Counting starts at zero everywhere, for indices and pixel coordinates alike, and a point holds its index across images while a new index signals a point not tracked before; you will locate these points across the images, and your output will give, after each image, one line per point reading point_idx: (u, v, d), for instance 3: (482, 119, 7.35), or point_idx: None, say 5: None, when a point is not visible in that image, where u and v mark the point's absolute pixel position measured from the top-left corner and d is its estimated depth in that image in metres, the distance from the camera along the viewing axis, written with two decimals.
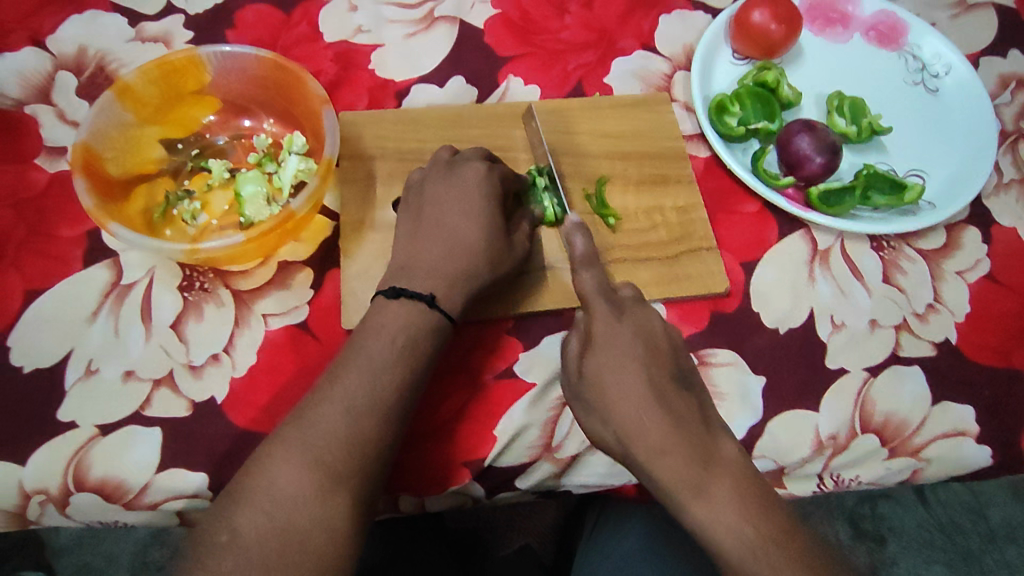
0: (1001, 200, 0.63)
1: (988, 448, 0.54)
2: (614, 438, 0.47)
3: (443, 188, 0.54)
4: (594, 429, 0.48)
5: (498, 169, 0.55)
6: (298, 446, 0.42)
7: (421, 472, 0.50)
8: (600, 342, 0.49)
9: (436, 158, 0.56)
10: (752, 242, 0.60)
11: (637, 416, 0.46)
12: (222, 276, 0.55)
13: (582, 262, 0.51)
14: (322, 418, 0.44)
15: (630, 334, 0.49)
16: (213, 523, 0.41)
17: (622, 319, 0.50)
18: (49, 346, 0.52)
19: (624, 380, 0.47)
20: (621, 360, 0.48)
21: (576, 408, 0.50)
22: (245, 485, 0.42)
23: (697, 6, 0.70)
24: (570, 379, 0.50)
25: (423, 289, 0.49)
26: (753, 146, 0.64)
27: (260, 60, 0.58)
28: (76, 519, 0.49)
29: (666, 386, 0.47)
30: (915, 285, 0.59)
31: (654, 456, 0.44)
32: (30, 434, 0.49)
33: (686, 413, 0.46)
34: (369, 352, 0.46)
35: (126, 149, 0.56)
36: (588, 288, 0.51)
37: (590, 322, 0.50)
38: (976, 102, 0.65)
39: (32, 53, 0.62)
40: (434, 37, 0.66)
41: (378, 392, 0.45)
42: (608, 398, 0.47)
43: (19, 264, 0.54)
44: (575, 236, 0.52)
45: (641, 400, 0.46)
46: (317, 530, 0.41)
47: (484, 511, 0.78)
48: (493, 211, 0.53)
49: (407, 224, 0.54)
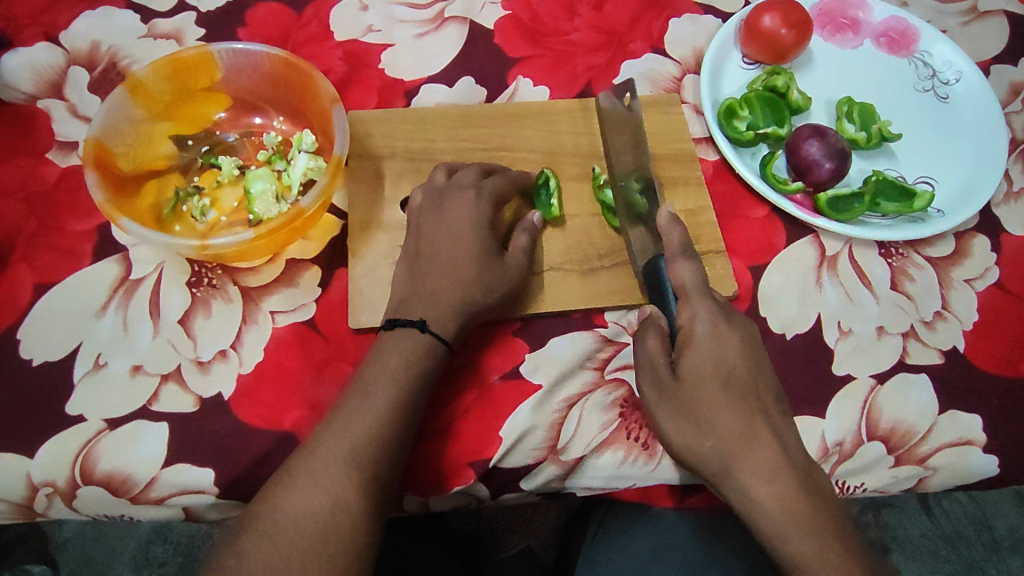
0: (1011, 208, 0.62)
1: (995, 457, 0.53)
2: (713, 454, 0.45)
3: (436, 219, 0.54)
4: (686, 439, 0.47)
5: (488, 190, 0.55)
6: (304, 474, 0.43)
7: (424, 483, 0.50)
8: (703, 343, 0.48)
9: (431, 182, 0.56)
10: (759, 246, 0.60)
11: (745, 432, 0.45)
12: (230, 273, 0.55)
13: (681, 252, 0.50)
14: (324, 443, 0.44)
15: (736, 350, 0.48)
16: (222, 549, 0.41)
17: (729, 325, 0.49)
18: (59, 339, 0.52)
19: (734, 394, 0.46)
20: (729, 374, 0.47)
21: (663, 412, 0.48)
22: (250, 512, 0.42)
23: (707, 10, 0.70)
24: (660, 381, 0.48)
25: (415, 315, 0.50)
26: (762, 151, 0.63)
27: (271, 58, 0.58)
28: (82, 511, 0.49)
29: (768, 403, 0.47)
30: (923, 292, 0.59)
31: (761, 475, 0.44)
32: (39, 426, 0.49)
33: (788, 436, 0.46)
34: (366, 379, 0.47)
35: (137, 144, 0.56)
36: (686, 282, 0.50)
37: (694, 321, 0.49)
38: (987, 109, 0.65)
39: (44, 48, 0.62)
40: (444, 37, 0.67)
41: (380, 415, 0.45)
42: (712, 405, 0.46)
43: (30, 256, 0.55)
44: (672, 229, 0.51)
45: (748, 417, 0.46)
46: (322, 553, 0.41)
47: (488, 513, 0.76)
48: (485, 235, 0.53)
49: (409, 251, 0.54)
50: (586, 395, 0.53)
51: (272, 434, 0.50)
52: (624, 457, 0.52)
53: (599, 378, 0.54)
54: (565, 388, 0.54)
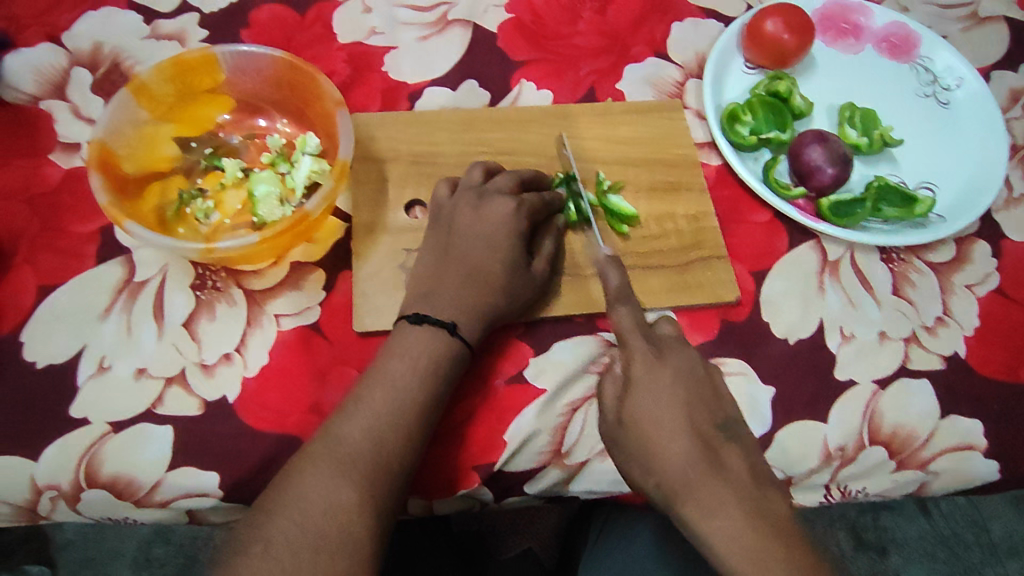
0: (1011, 214, 0.63)
1: (996, 462, 0.54)
2: (657, 488, 0.45)
3: (471, 219, 0.53)
4: (636, 480, 0.47)
5: (527, 203, 0.55)
6: (327, 464, 0.43)
7: (433, 478, 0.50)
8: (639, 382, 0.48)
9: (468, 180, 0.56)
10: (762, 251, 0.61)
11: (682, 465, 0.44)
12: (234, 276, 0.55)
13: (616, 296, 0.50)
14: (350, 436, 0.44)
15: (673, 385, 0.47)
16: (246, 533, 0.41)
17: (662, 359, 0.49)
18: (63, 342, 0.52)
19: (667, 422, 0.46)
20: (665, 408, 0.46)
21: (617, 458, 0.48)
22: (276, 499, 0.42)
23: (709, 14, 0.70)
24: (608, 425, 0.49)
25: (445, 314, 0.50)
26: (764, 156, 0.64)
27: (276, 60, 0.59)
28: (87, 514, 0.49)
29: (710, 432, 0.46)
30: (924, 297, 0.59)
31: (700, 504, 0.43)
32: (41, 430, 0.49)
33: (730, 459, 0.45)
34: (393, 372, 0.47)
35: (140, 146, 0.56)
36: (625, 325, 0.49)
37: (630, 362, 0.49)
38: (988, 116, 0.66)
39: (47, 49, 0.62)
40: (447, 40, 0.67)
41: (401, 410, 0.46)
42: (649, 439, 0.46)
43: (33, 259, 0.55)
44: (609, 271, 0.51)
45: (685, 449, 0.45)
46: (345, 542, 0.41)
47: (489, 515, 0.75)
48: (516, 243, 0.53)
49: (435, 251, 0.54)
50: (590, 399, 0.54)
51: (276, 437, 0.50)
52: None
53: None
54: (569, 392, 0.54)
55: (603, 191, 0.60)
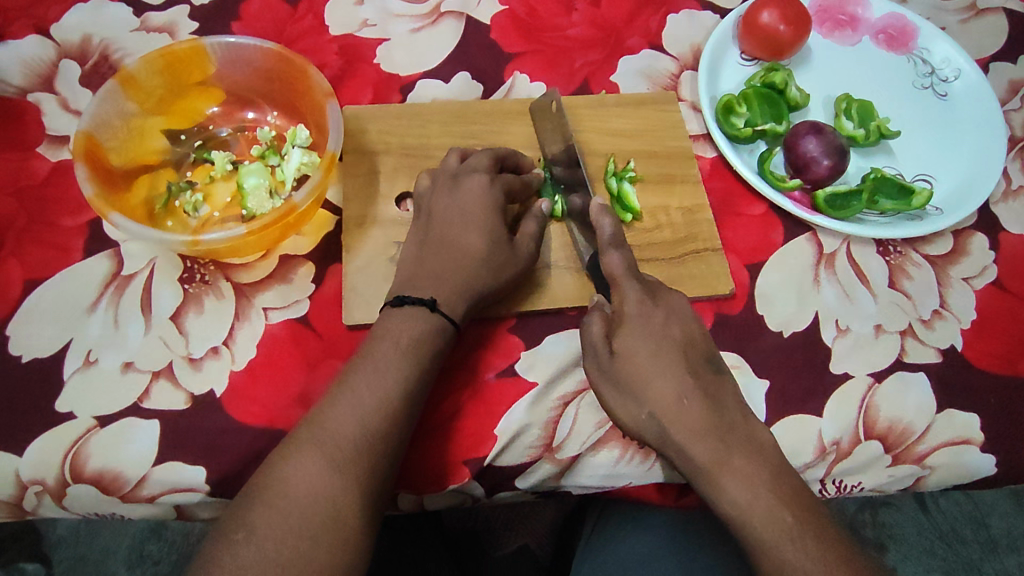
0: (1010, 206, 0.62)
1: (993, 456, 0.53)
2: (650, 420, 0.47)
3: (449, 201, 0.53)
4: (626, 412, 0.48)
5: (502, 179, 0.55)
6: (309, 450, 0.43)
7: (423, 470, 0.50)
8: (631, 322, 0.49)
9: (444, 165, 0.56)
10: (757, 244, 0.60)
11: (651, 368, 0.47)
12: (223, 269, 0.55)
13: (611, 243, 0.50)
14: (332, 420, 0.44)
15: (666, 324, 0.49)
16: (230, 521, 0.41)
17: (655, 303, 0.50)
18: (49, 335, 0.51)
19: (664, 367, 0.47)
20: (658, 346, 0.48)
21: (602, 386, 0.50)
22: (259, 486, 0.42)
23: (705, 6, 0.70)
24: (598, 360, 0.50)
25: (425, 293, 0.50)
26: (759, 148, 0.63)
27: (266, 52, 0.58)
28: (73, 510, 0.49)
29: (701, 370, 0.48)
30: (920, 290, 0.58)
31: (695, 436, 0.45)
32: (27, 425, 0.49)
33: (710, 383, 0.48)
34: (377, 356, 0.47)
35: (128, 139, 0.56)
36: (616, 270, 0.50)
37: (623, 302, 0.50)
38: (985, 107, 0.65)
39: (35, 41, 0.62)
40: (440, 32, 0.66)
41: (385, 394, 0.45)
42: (642, 379, 0.47)
43: (20, 252, 0.54)
44: (602, 219, 0.51)
45: (679, 385, 0.47)
46: (330, 529, 0.41)
47: (485, 510, 0.76)
48: (497, 231, 0.53)
49: (417, 241, 0.53)
50: (582, 392, 0.53)
51: (264, 432, 0.50)
52: (620, 456, 0.52)
53: None
54: (561, 385, 0.53)
55: (618, 177, 0.60)
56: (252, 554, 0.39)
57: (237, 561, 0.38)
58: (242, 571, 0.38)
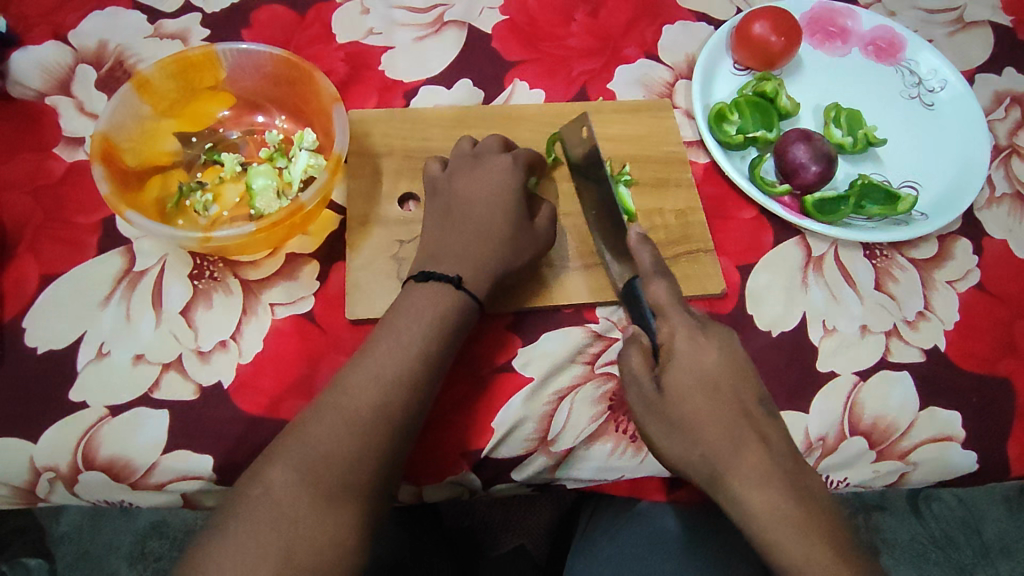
0: (993, 213, 0.64)
1: (975, 453, 0.55)
2: (700, 463, 0.45)
3: (468, 178, 0.56)
4: (673, 452, 0.47)
5: (519, 158, 0.58)
6: (331, 413, 0.45)
7: (438, 444, 0.52)
8: (682, 357, 0.47)
9: (459, 149, 0.59)
10: (748, 246, 0.62)
11: (705, 407, 0.46)
12: (231, 267, 0.57)
13: (653, 272, 0.51)
14: (354, 385, 0.46)
15: (717, 362, 0.47)
16: (252, 477, 0.43)
17: (706, 333, 0.49)
18: (64, 329, 0.53)
19: (716, 407, 0.46)
20: (710, 385, 0.46)
21: (649, 424, 0.48)
22: (282, 444, 0.44)
23: (699, 17, 0.72)
24: (645, 396, 0.48)
25: (450, 271, 0.51)
26: (750, 154, 0.65)
27: (275, 58, 0.60)
28: (83, 497, 0.50)
29: (756, 412, 0.47)
30: (906, 292, 0.60)
31: (751, 481, 0.44)
32: (42, 413, 0.51)
33: (771, 433, 0.46)
34: (400, 326, 0.48)
35: (141, 140, 0.58)
36: (663, 299, 0.50)
37: (672, 335, 0.48)
38: (970, 117, 0.67)
39: (53, 47, 0.64)
40: (443, 40, 0.68)
41: (406, 363, 0.47)
42: (696, 417, 0.46)
43: (36, 248, 0.56)
44: (641, 250, 0.51)
45: (735, 427, 0.45)
46: (345, 490, 0.43)
47: (481, 510, 0.78)
48: (512, 205, 0.55)
49: (436, 219, 0.55)
50: (577, 388, 0.55)
51: (269, 421, 0.52)
52: (613, 449, 0.54)
53: (591, 372, 0.56)
54: (556, 380, 0.55)
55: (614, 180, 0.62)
56: (268, 509, 0.41)
57: (252, 514, 0.41)
58: (258, 526, 0.40)
